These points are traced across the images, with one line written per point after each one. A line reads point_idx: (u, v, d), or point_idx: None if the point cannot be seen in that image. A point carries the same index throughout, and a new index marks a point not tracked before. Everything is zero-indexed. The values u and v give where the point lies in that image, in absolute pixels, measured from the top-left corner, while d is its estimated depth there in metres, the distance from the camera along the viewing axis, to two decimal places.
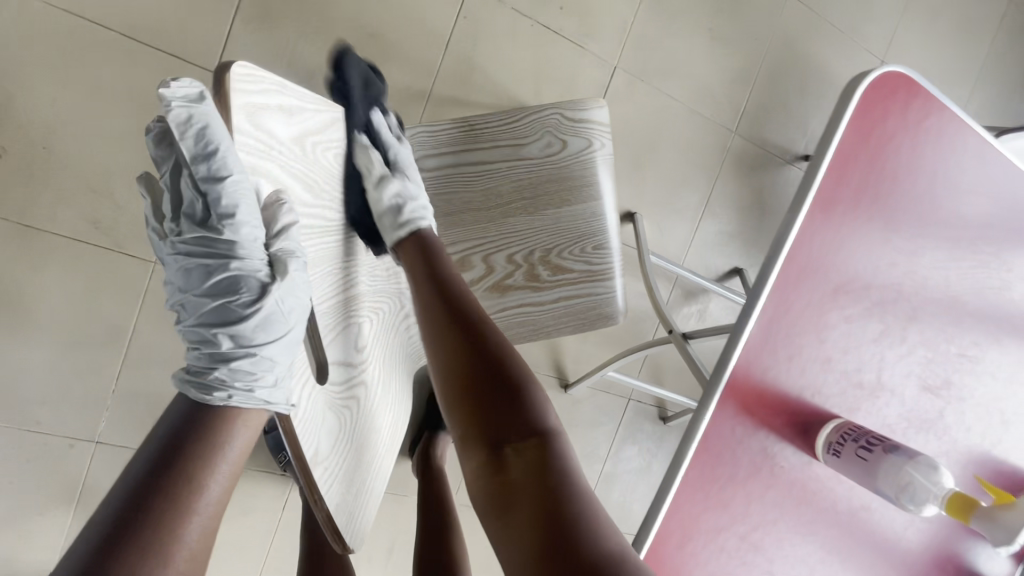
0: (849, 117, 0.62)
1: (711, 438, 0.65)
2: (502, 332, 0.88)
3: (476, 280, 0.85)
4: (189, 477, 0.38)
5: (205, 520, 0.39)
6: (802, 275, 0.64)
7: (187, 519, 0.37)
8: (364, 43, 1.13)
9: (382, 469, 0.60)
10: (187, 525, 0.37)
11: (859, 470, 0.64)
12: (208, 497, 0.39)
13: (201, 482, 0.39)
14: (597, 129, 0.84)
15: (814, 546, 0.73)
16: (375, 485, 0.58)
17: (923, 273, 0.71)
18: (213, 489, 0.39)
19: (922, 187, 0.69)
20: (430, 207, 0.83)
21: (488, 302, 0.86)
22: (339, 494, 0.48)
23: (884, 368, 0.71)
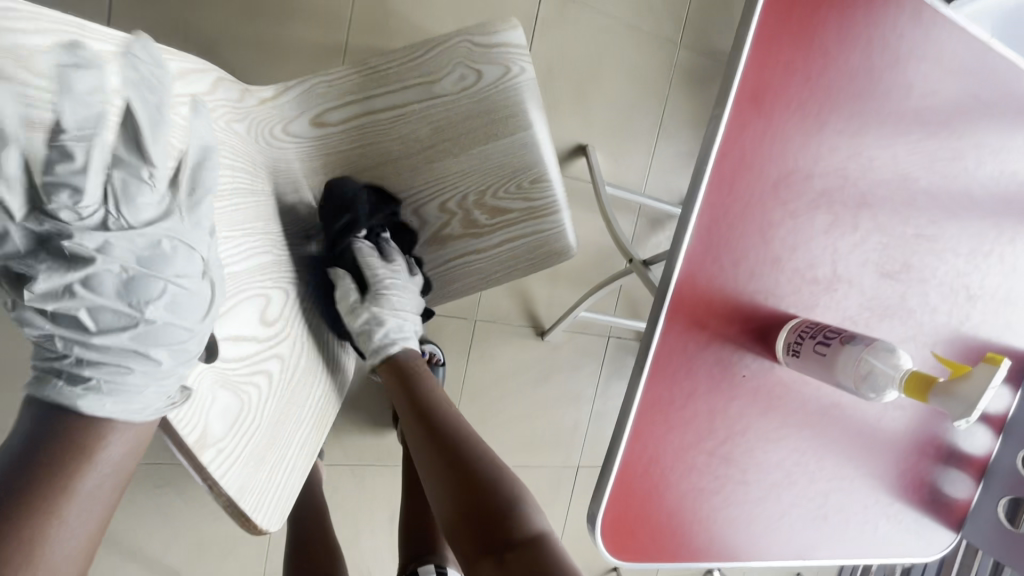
0: None
1: (664, 360, 0.63)
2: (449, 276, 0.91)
3: (415, 233, 0.88)
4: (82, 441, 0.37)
5: (112, 480, 0.38)
6: (737, 176, 0.60)
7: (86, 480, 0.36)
8: (263, 2, 1.04)
9: (297, 439, 0.63)
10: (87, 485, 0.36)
11: (818, 367, 0.62)
12: (111, 455, 0.38)
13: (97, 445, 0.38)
14: (514, 51, 0.76)
15: (786, 450, 0.73)
16: (289, 460, 0.61)
17: (869, 154, 0.66)
18: (114, 448, 0.39)
19: (858, 61, 0.64)
20: (347, 163, 0.79)
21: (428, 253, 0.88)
22: (245, 474, 0.51)
23: (838, 261, 0.68)
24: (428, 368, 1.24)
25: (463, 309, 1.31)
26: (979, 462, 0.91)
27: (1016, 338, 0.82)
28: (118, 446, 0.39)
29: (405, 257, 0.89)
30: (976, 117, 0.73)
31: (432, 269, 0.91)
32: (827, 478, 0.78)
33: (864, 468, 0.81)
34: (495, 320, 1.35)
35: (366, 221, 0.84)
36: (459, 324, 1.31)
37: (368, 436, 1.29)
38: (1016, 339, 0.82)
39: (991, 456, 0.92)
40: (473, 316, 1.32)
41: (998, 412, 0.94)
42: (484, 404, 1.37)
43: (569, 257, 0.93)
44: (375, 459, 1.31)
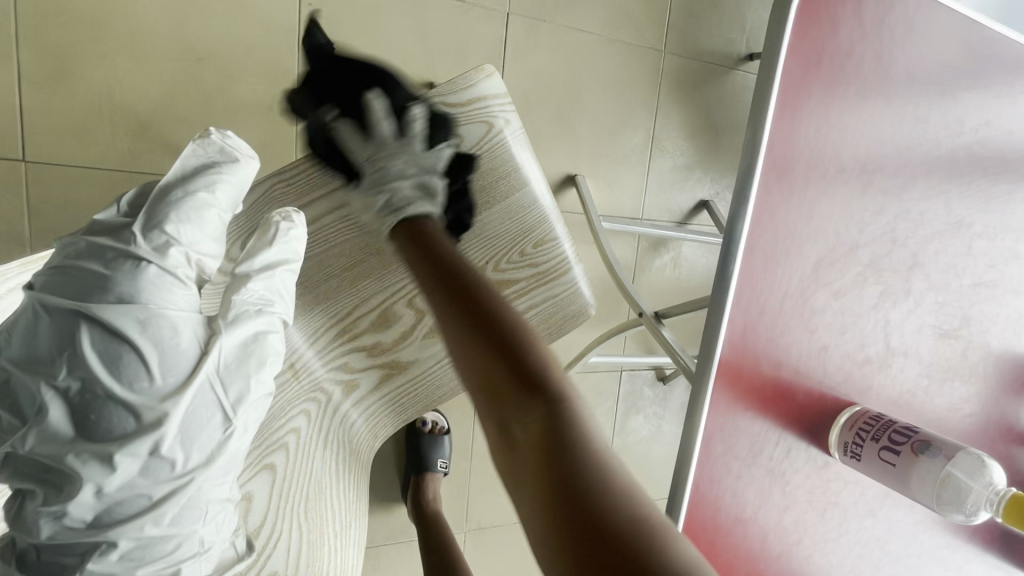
0: (789, 41, 0.45)
1: (704, 488, 0.53)
2: None
3: (409, 331, 0.67)
4: None
5: None
6: (771, 267, 0.50)
7: None
8: (199, 68, 0.91)
9: None
10: None
11: (887, 475, 0.53)
12: None
13: None
14: (494, 106, 0.64)
15: (850, 545, 0.63)
16: None
17: (917, 207, 0.56)
18: None
19: (894, 105, 0.53)
20: (318, 270, 0.61)
21: (432, 349, 0.69)
22: None
23: (891, 332, 0.58)
24: (433, 438, 1.14)
25: None
26: None
27: None
28: None
29: (402, 363, 0.68)
30: None
31: (438, 369, 0.70)
32: (894, 560, 0.68)
33: (934, 538, 0.72)
34: None
35: (350, 331, 0.65)
36: None
37: (374, 516, 1.19)
38: None
39: None
40: None
41: None
42: None
43: (586, 316, 0.78)
44: (388, 538, 1.21)
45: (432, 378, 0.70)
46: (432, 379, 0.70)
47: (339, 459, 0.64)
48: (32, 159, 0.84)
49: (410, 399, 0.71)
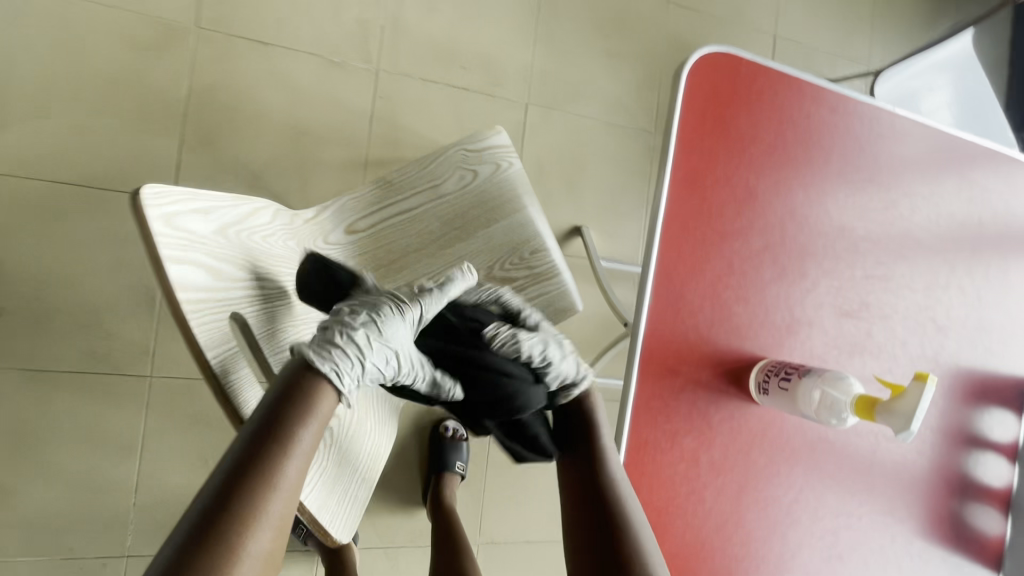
0: (682, 95, 0.70)
1: (644, 407, 0.70)
2: None
3: None
4: (265, 472, 0.46)
5: (270, 536, 0.45)
6: (684, 243, 0.71)
7: (254, 530, 0.44)
8: (298, 139, 1.26)
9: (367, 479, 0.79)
10: (254, 537, 0.44)
11: (786, 401, 0.69)
12: (271, 513, 0.45)
13: (265, 500, 0.45)
14: (502, 152, 0.92)
15: (783, 487, 0.76)
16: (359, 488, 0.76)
17: (803, 211, 0.77)
18: (275, 504, 0.45)
19: (778, 138, 0.76)
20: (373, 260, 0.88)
21: None
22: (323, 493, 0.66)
23: (794, 305, 0.76)
24: (451, 443, 1.30)
25: None
26: (1002, 495, 0.92)
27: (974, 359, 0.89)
28: (267, 524, 0.45)
29: None
30: (901, 171, 0.84)
31: None
32: (832, 515, 0.79)
33: (873, 504, 0.83)
34: None
35: None
36: None
37: (397, 517, 1.33)
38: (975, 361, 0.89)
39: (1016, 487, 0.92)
40: None
41: (1010, 442, 0.94)
42: (509, 476, 1.41)
43: (574, 313, 0.99)
44: (407, 540, 1.34)
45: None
46: None
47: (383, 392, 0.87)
48: None
49: None
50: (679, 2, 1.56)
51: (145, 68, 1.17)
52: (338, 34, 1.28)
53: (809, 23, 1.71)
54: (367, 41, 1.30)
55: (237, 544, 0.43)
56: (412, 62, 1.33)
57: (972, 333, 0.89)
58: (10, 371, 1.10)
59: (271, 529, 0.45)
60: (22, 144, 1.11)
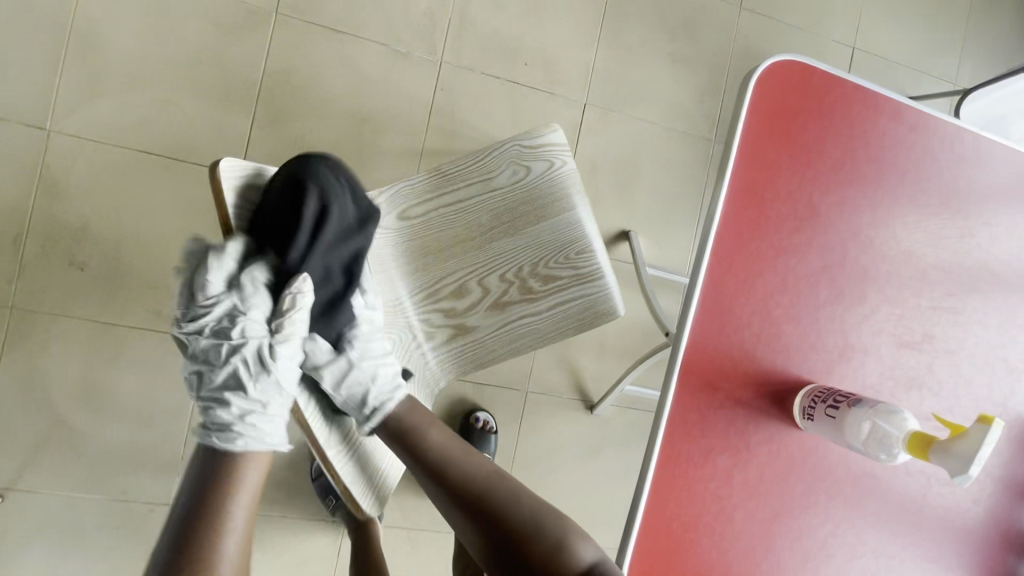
0: (748, 103, 0.68)
1: (679, 419, 0.68)
2: (515, 342, 0.95)
3: (476, 303, 0.93)
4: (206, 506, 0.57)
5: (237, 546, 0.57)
6: (736, 256, 0.69)
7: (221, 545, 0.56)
8: (360, 126, 1.30)
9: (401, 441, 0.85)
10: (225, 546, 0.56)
11: (831, 430, 0.66)
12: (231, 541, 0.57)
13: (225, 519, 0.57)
14: (556, 150, 0.92)
15: (821, 519, 0.73)
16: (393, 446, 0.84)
17: (869, 233, 0.73)
18: (235, 523, 0.58)
19: (848, 154, 0.72)
20: (422, 248, 0.91)
21: (491, 321, 0.93)
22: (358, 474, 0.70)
23: (849, 330, 0.73)
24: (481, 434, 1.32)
25: (516, 380, 1.40)
26: None
27: None
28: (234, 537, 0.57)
29: (469, 326, 0.93)
30: (983, 199, 0.78)
31: (492, 337, 0.94)
32: (872, 555, 0.75)
33: (919, 549, 0.78)
34: (546, 393, 1.42)
35: (436, 297, 0.92)
36: (511, 395, 1.40)
37: (421, 500, 1.36)
38: None
39: None
40: (524, 387, 1.41)
41: None
42: (534, 474, 1.41)
43: (616, 317, 0.98)
44: (429, 524, 1.36)
45: (485, 343, 0.94)
46: (485, 344, 0.94)
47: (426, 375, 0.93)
48: None
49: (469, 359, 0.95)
50: (753, 8, 1.51)
51: (227, 50, 1.24)
52: (406, 26, 1.31)
53: (893, 35, 1.61)
54: (433, 34, 1.33)
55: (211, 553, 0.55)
56: (475, 56, 1.35)
57: None
58: (86, 322, 1.20)
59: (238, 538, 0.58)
60: (114, 115, 1.20)
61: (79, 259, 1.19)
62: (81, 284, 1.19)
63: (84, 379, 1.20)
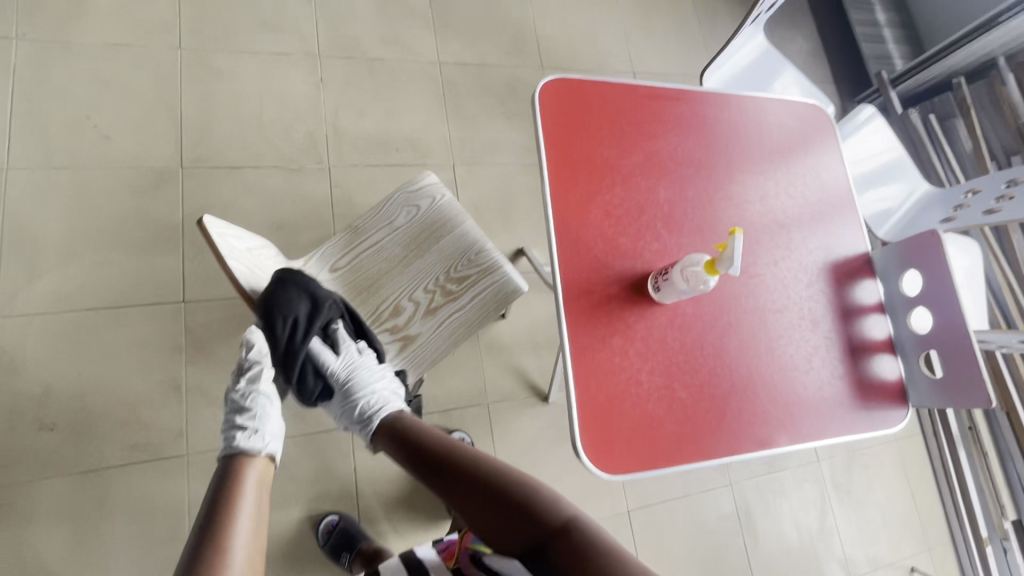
0: (539, 111, 1.04)
1: (574, 319, 0.94)
2: (454, 334, 1.17)
3: (412, 315, 1.16)
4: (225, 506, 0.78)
5: (249, 530, 0.78)
6: (571, 203, 1.01)
7: (233, 527, 0.76)
8: (277, 232, 1.55)
9: None
10: (236, 526, 0.76)
11: (671, 289, 0.95)
12: (239, 531, 0.76)
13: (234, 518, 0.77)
14: (434, 187, 1.21)
15: (699, 361, 0.99)
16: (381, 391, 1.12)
17: (650, 166, 1.08)
18: (241, 529, 0.77)
19: (617, 123, 1.08)
20: (357, 287, 1.15)
21: (428, 325, 1.16)
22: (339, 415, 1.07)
23: (665, 228, 1.04)
24: None
25: (475, 396, 1.60)
26: (881, 343, 1.16)
27: (818, 244, 1.17)
28: (239, 529, 0.76)
29: (413, 334, 1.16)
30: (716, 125, 1.17)
31: (434, 336, 1.16)
32: (748, 376, 1.02)
33: (780, 364, 1.06)
34: (504, 398, 1.62)
35: (378, 320, 1.15)
36: (475, 411, 1.59)
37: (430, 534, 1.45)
38: (819, 245, 1.18)
39: (890, 333, 1.17)
40: (484, 400, 1.60)
41: (876, 301, 1.19)
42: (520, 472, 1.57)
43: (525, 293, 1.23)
44: None
45: (428, 342, 1.16)
46: (430, 345, 1.16)
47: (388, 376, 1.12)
48: (188, 299, 1.43)
49: (422, 360, 1.16)
50: (550, 66, 1.99)
51: (145, 206, 1.46)
52: (292, 148, 1.62)
53: (657, 55, 2.15)
54: (316, 148, 1.64)
55: (226, 532, 0.75)
56: (355, 154, 1.67)
57: (809, 224, 1.18)
58: (66, 477, 1.26)
59: (246, 540, 0.76)
60: (55, 287, 1.36)
61: (48, 421, 1.28)
62: (54, 444, 1.27)
63: (74, 533, 1.24)
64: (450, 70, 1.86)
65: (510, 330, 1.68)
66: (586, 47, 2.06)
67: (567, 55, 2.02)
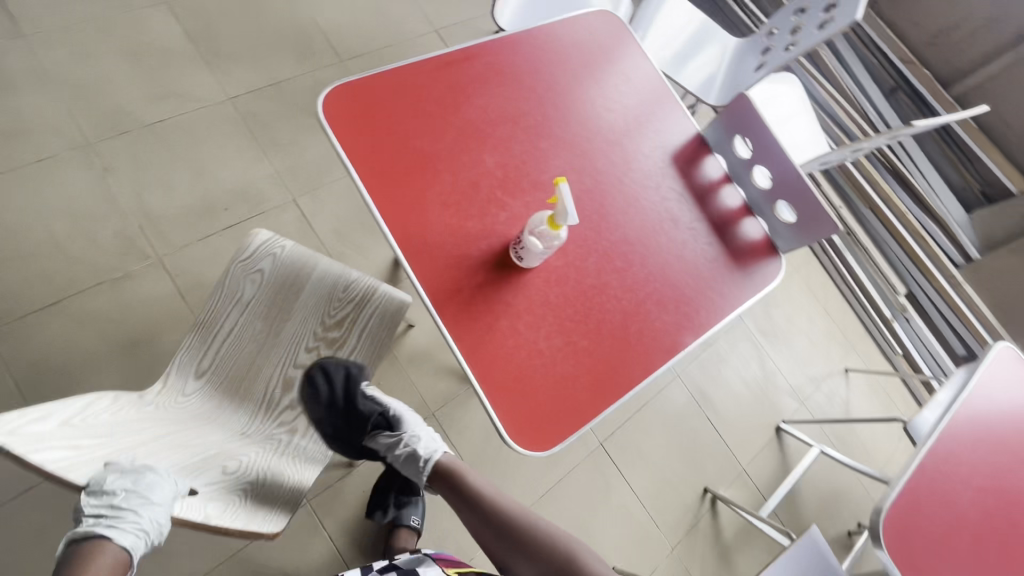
0: (330, 129, 0.96)
1: (452, 320, 0.91)
2: (356, 377, 1.11)
3: (305, 380, 1.10)
4: None
5: None
6: (402, 208, 0.95)
7: None
8: (135, 350, 1.38)
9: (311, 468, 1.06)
10: None
11: (531, 255, 0.94)
12: None
13: None
14: (268, 242, 1.08)
15: (587, 304, 1.00)
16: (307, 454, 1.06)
17: (467, 138, 1.04)
18: None
19: (416, 108, 1.03)
20: (233, 381, 1.07)
21: (325, 382, 1.10)
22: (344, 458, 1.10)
23: (506, 193, 1.02)
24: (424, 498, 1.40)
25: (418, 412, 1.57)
26: (740, 211, 1.22)
27: (652, 144, 1.20)
28: None
29: (315, 397, 1.10)
30: (516, 70, 1.13)
31: (337, 389, 1.10)
32: (636, 297, 1.05)
33: (659, 270, 1.09)
34: (447, 401, 1.60)
35: (273, 401, 1.08)
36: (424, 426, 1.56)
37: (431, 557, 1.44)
38: (653, 144, 1.20)
39: (743, 198, 1.24)
40: (429, 411, 1.58)
41: (722, 175, 1.25)
42: (490, 459, 1.59)
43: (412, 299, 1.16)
44: None
45: (334, 397, 1.10)
46: (337, 398, 1.10)
47: (308, 452, 1.06)
48: None
49: (336, 415, 1.11)
50: (350, 56, 1.85)
51: None
52: (108, 256, 1.43)
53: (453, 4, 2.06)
54: (136, 244, 1.46)
55: None
56: (183, 233, 1.51)
57: (638, 128, 1.20)
58: None
59: None
60: None
61: None
62: None
63: None
64: (245, 102, 1.68)
65: (425, 335, 1.64)
66: (378, 22, 1.93)
67: (362, 39, 1.89)
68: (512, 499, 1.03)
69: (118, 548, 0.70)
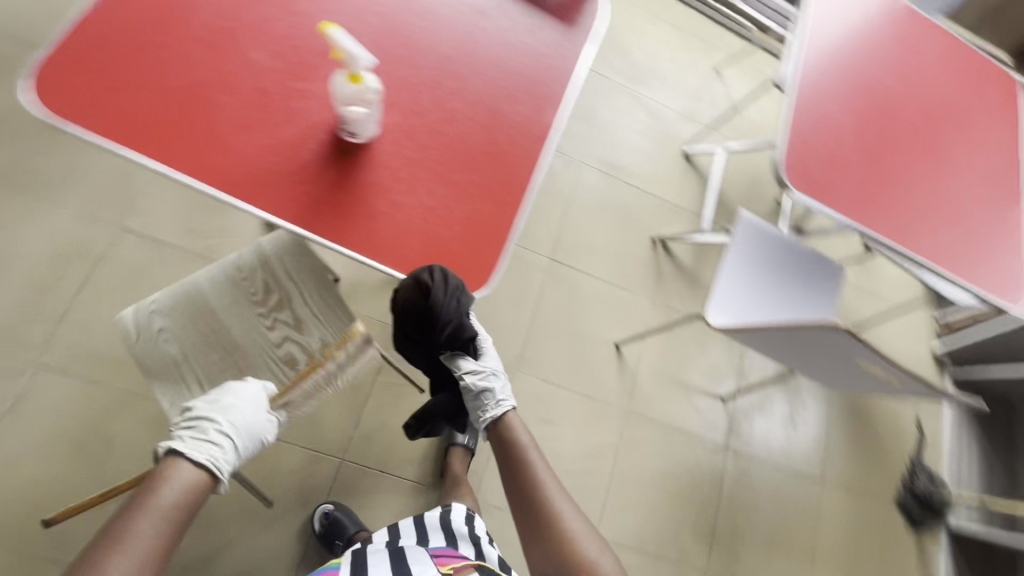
0: (63, 121, 0.80)
1: (326, 229, 0.85)
2: (326, 301, 1.05)
3: (297, 347, 1.02)
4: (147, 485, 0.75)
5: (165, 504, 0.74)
6: (200, 154, 0.83)
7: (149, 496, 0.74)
8: (85, 452, 1.29)
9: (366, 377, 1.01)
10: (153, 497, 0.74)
11: (359, 128, 0.87)
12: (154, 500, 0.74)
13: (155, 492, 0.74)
14: (141, 310, 1.00)
15: (443, 138, 0.95)
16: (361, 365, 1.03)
17: (218, 48, 0.89)
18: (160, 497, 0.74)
19: (141, 48, 0.86)
20: None
21: (311, 332, 1.03)
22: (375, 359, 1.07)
23: (296, 78, 0.90)
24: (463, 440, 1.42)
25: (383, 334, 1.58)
26: None
27: None
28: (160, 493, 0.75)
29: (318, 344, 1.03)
30: None
31: (325, 323, 1.04)
32: (485, 105, 0.99)
33: (492, 66, 1.02)
34: None
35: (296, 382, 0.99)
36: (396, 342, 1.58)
37: None
38: None
39: None
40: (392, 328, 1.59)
41: None
42: None
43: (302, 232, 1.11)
44: None
45: (333, 331, 1.04)
46: (333, 325, 1.04)
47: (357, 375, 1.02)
48: None
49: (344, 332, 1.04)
50: None
51: None
52: None
53: None
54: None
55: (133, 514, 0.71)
56: (37, 326, 1.34)
57: None
58: None
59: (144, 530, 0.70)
60: None
61: None
62: None
63: None
64: None
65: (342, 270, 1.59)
66: None
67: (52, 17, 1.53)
68: (546, 471, 0.98)
69: (194, 466, 0.81)
